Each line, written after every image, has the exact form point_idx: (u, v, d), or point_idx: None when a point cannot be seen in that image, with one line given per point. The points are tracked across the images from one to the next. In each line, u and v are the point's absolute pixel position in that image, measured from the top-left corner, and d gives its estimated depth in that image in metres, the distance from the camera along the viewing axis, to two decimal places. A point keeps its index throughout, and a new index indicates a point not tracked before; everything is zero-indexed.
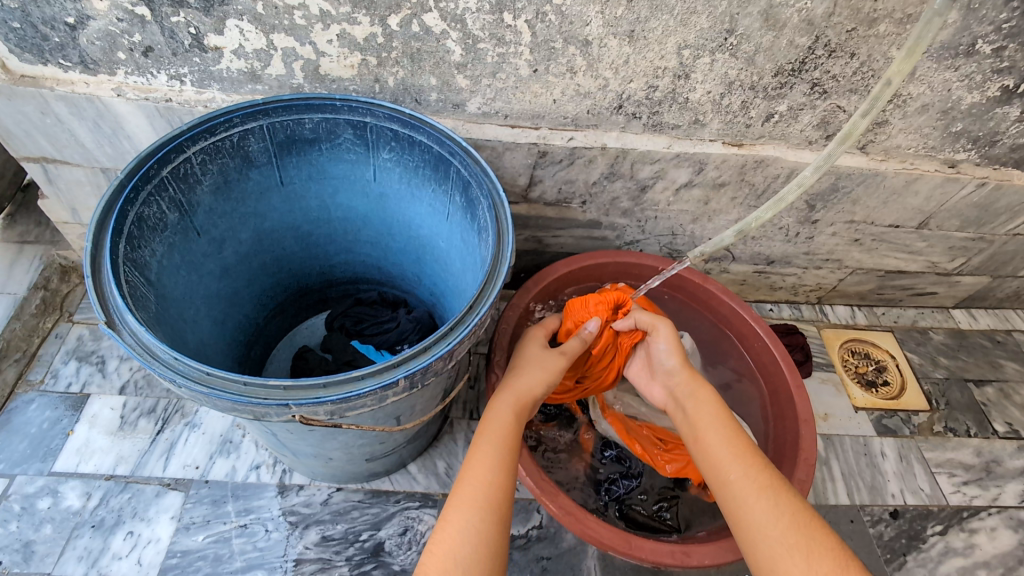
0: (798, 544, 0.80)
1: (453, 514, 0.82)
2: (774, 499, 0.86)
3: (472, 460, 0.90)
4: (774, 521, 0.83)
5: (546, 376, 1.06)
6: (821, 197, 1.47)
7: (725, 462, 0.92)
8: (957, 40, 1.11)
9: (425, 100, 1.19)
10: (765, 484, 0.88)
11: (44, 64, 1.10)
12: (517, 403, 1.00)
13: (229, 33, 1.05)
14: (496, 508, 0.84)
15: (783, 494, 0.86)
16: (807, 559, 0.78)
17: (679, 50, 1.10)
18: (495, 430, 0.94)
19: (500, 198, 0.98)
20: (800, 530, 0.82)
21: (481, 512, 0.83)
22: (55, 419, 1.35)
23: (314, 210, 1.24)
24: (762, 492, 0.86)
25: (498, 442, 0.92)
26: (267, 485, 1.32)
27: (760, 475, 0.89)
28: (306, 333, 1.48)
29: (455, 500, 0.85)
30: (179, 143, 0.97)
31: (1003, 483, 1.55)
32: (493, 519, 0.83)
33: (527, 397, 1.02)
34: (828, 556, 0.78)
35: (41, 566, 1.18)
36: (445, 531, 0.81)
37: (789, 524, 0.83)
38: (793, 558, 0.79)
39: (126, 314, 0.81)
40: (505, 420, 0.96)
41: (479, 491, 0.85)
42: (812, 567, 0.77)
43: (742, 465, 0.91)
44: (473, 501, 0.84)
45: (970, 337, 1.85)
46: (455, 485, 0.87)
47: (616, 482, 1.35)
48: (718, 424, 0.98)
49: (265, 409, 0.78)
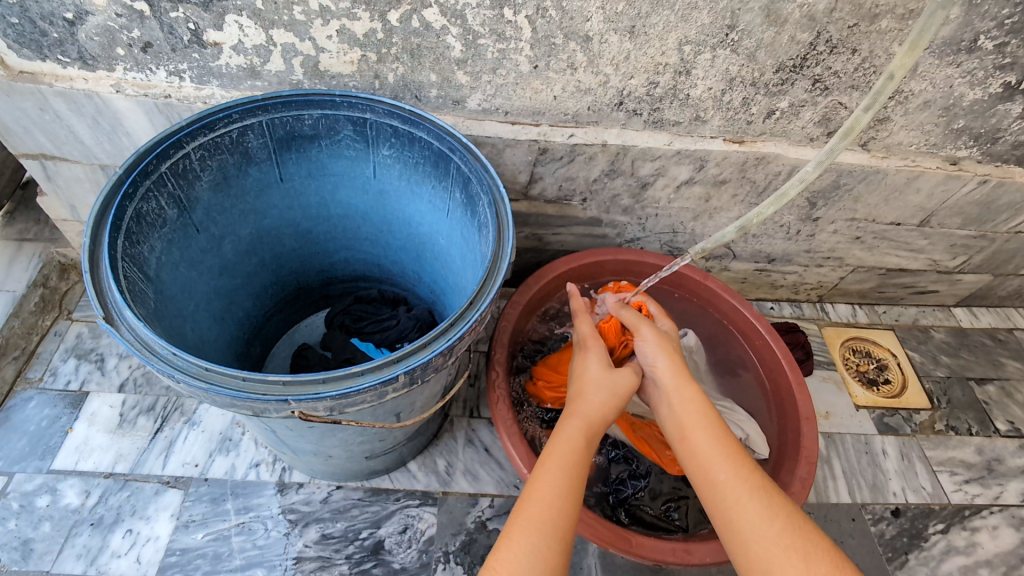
0: (793, 544, 0.79)
1: (514, 536, 0.82)
2: (767, 500, 0.85)
3: (536, 483, 0.89)
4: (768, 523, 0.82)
5: (615, 401, 1.01)
6: (823, 194, 1.46)
7: (715, 462, 0.90)
8: (960, 36, 1.11)
9: (425, 97, 1.19)
10: (757, 486, 0.86)
11: (43, 60, 1.09)
12: (586, 428, 0.96)
13: (228, 29, 1.04)
14: (559, 536, 0.83)
15: (775, 496, 0.86)
16: (804, 561, 0.77)
17: (680, 46, 1.10)
18: (559, 453, 0.92)
19: (500, 194, 0.97)
20: (795, 532, 0.81)
21: (541, 533, 0.82)
22: (54, 417, 1.35)
23: (314, 208, 1.23)
24: (757, 494, 0.85)
25: (562, 464, 0.90)
26: (266, 483, 1.31)
27: (750, 475, 0.88)
28: (307, 330, 1.48)
29: (517, 523, 0.84)
30: (178, 139, 0.97)
31: (1006, 482, 1.54)
32: (553, 540, 0.82)
33: (599, 423, 0.98)
34: (826, 558, 0.78)
35: (40, 564, 1.18)
36: (507, 553, 0.80)
37: (783, 526, 0.81)
38: (790, 559, 0.78)
39: (124, 310, 0.81)
40: (572, 445, 0.93)
41: (542, 513, 0.84)
42: (810, 567, 0.77)
43: (732, 465, 0.89)
44: (533, 524, 0.83)
45: (971, 336, 1.84)
46: (519, 508, 0.86)
47: (624, 482, 1.32)
48: (707, 420, 0.96)
49: (265, 405, 0.77)
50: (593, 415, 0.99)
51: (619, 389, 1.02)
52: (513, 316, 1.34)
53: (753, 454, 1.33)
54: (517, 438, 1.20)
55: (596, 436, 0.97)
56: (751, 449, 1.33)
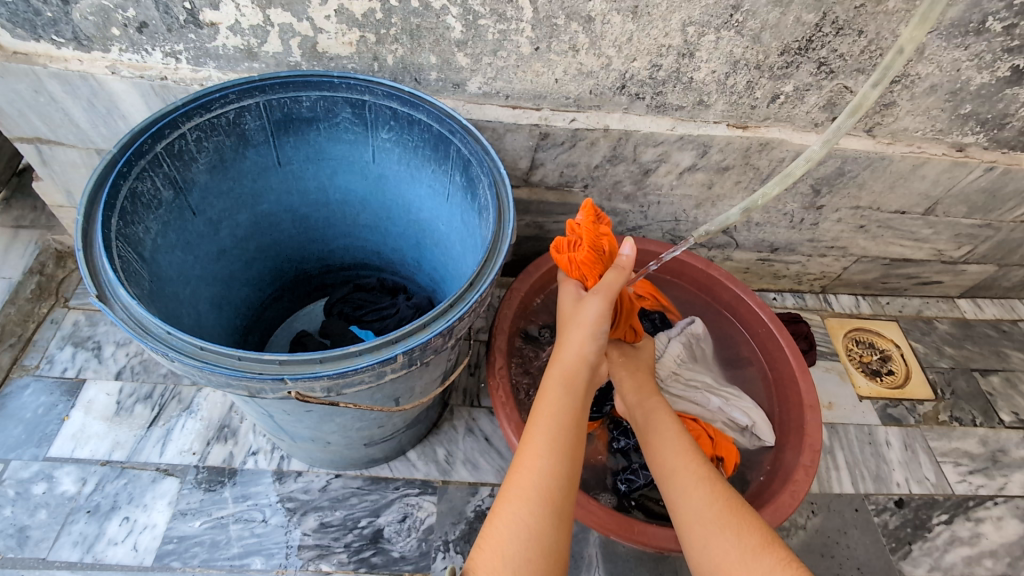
0: (728, 521, 0.86)
1: (503, 508, 0.82)
2: (711, 484, 0.92)
3: (530, 446, 0.88)
4: (709, 503, 0.89)
5: (586, 335, 1.00)
6: (827, 181, 1.44)
7: (672, 459, 0.97)
8: (968, 17, 1.09)
9: (425, 80, 1.17)
10: (704, 475, 0.93)
11: (38, 41, 1.08)
12: (565, 379, 0.97)
13: (224, 8, 1.03)
14: (553, 502, 0.82)
15: (718, 483, 0.92)
16: (736, 536, 0.84)
17: (683, 27, 1.08)
18: (546, 415, 0.91)
19: (500, 174, 0.96)
20: (728, 511, 0.87)
21: (529, 502, 0.82)
22: (50, 404, 1.34)
23: (312, 192, 1.22)
24: (703, 482, 0.92)
25: (551, 423, 0.90)
26: (264, 471, 1.30)
27: (697, 466, 0.95)
28: (306, 319, 1.46)
29: (509, 492, 0.84)
30: (173, 119, 0.95)
31: (1010, 472, 1.53)
32: (536, 508, 0.81)
33: (579, 372, 0.98)
34: (756, 532, 0.84)
35: (36, 551, 1.17)
36: (494, 526, 0.80)
37: (721, 505, 0.88)
38: (724, 534, 0.85)
39: (118, 288, 0.79)
40: (558, 406, 0.93)
41: (536, 483, 0.83)
42: (740, 538, 0.84)
43: (686, 456, 0.97)
44: (522, 495, 0.82)
45: (975, 327, 1.83)
46: (510, 473, 0.87)
47: (636, 473, 1.29)
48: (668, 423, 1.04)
49: (261, 384, 0.76)
50: (573, 359, 0.99)
51: (598, 331, 0.99)
52: (514, 303, 1.33)
53: (761, 441, 1.34)
54: (517, 423, 1.19)
55: (579, 380, 0.97)
56: (757, 437, 1.33)
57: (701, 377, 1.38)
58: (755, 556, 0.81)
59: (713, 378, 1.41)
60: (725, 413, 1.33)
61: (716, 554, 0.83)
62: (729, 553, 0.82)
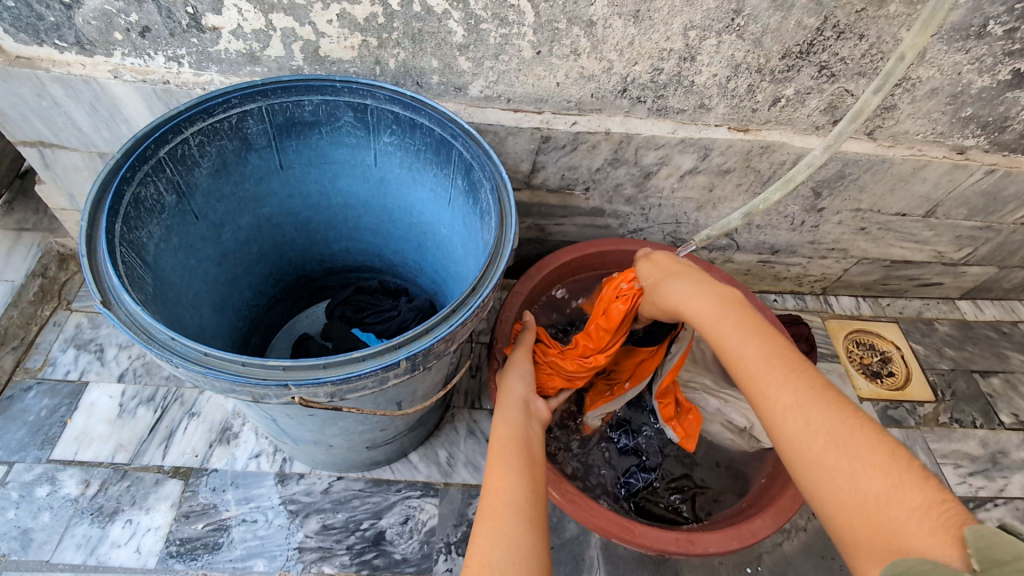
0: (839, 455, 0.67)
1: (479, 529, 0.78)
2: (808, 403, 0.71)
3: (494, 474, 0.87)
4: (811, 434, 0.69)
5: (513, 377, 1.11)
6: (828, 184, 1.45)
7: (755, 374, 0.76)
8: (969, 21, 1.09)
9: (426, 83, 1.17)
10: (797, 388, 0.73)
11: (40, 45, 1.08)
12: (513, 411, 1.02)
13: (227, 13, 1.03)
14: (525, 511, 0.80)
15: (818, 397, 0.72)
16: (852, 479, 0.66)
17: (685, 31, 1.09)
18: (496, 444, 0.94)
19: (502, 179, 0.96)
20: (839, 437, 0.68)
21: (503, 516, 0.79)
22: (53, 407, 1.34)
23: (314, 196, 1.22)
24: (800, 407, 0.72)
25: (499, 452, 0.92)
26: (267, 473, 1.31)
27: (784, 380, 0.74)
28: (307, 321, 1.47)
29: (484, 512, 0.81)
30: (177, 124, 0.96)
31: (1010, 474, 1.53)
32: (513, 522, 0.78)
33: (523, 405, 1.05)
34: (879, 471, 0.65)
35: (40, 554, 1.17)
36: (477, 544, 0.76)
37: (830, 435, 0.69)
38: (834, 474, 0.67)
39: (122, 294, 0.79)
40: (506, 434, 0.96)
41: (508, 497, 0.82)
42: (857, 481, 0.65)
43: (769, 369, 0.76)
44: (498, 512, 0.80)
45: (975, 328, 1.83)
46: (484, 497, 0.84)
47: (635, 475, 1.31)
48: (740, 326, 0.81)
49: (265, 390, 0.77)
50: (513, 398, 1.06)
51: (523, 374, 1.11)
52: (516, 306, 1.33)
53: (759, 443, 1.34)
54: None
55: (524, 411, 1.03)
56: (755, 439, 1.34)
57: (702, 378, 1.41)
58: (877, 503, 0.63)
59: (713, 378, 1.43)
60: (723, 416, 1.37)
61: (829, 499, 0.67)
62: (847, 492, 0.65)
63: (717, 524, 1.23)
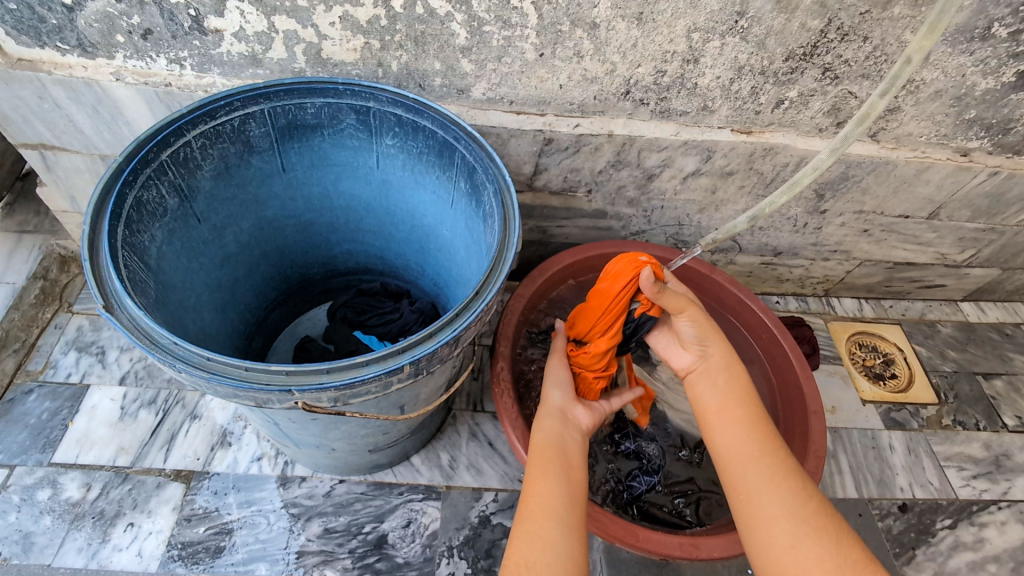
0: (823, 528, 0.81)
1: (518, 537, 0.82)
2: (795, 483, 0.86)
3: (536, 478, 0.90)
4: (799, 508, 0.84)
5: (550, 388, 1.07)
6: (831, 186, 1.44)
7: (753, 449, 0.90)
8: (973, 23, 1.09)
9: (429, 86, 1.17)
10: (787, 469, 0.88)
11: (42, 47, 1.08)
12: (555, 418, 1.01)
13: (229, 15, 1.03)
14: (566, 518, 0.84)
15: (801, 481, 0.87)
16: (833, 547, 0.79)
17: (688, 33, 1.08)
18: (542, 447, 0.95)
19: (506, 182, 0.96)
20: (821, 515, 0.83)
21: (544, 521, 0.83)
22: (55, 409, 1.34)
23: (316, 198, 1.22)
24: (788, 485, 0.86)
25: (544, 457, 0.93)
26: (268, 476, 1.30)
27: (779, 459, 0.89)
28: (308, 324, 1.46)
29: (525, 520, 0.85)
30: (179, 126, 0.95)
31: (1014, 477, 1.53)
32: (551, 530, 0.82)
33: (567, 413, 1.03)
34: (854, 545, 0.80)
35: (41, 558, 1.17)
36: (516, 552, 0.80)
37: (813, 509, 0.84)
38: (819, 541, 0.80)
39: (125, 298, 0.79)
40: (556, 437, 0.97)
41: (550, 503, 0.86)
42: (838, 550, 0.79)
43: (767, 447, 0.90)
44: (540, 515, 0.84)
45: (978, 330, 1.83)
46: (522, 502, 0.88)
47: (637, 479, 1.31)
48: (743, 403, 0.96)
49: (268, 395, 0.76)
50: (555, 408, 1.04)
51: (562, 380, 1.08)
52: (518, 308, 1.33)
53: None
54: (522, 429, 1.19)
55: (569, 419, 1.02)
56: None
57: None
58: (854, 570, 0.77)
59: None
60: None
61: (810, 561, 0.79)
62: (823, 562, 0.78)
63: (720, 527, 1.22)
